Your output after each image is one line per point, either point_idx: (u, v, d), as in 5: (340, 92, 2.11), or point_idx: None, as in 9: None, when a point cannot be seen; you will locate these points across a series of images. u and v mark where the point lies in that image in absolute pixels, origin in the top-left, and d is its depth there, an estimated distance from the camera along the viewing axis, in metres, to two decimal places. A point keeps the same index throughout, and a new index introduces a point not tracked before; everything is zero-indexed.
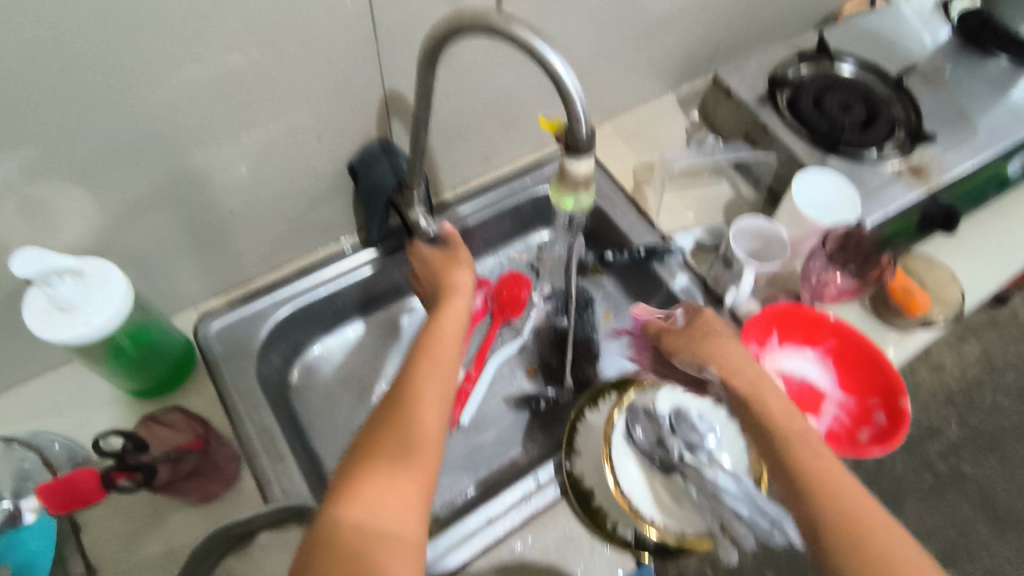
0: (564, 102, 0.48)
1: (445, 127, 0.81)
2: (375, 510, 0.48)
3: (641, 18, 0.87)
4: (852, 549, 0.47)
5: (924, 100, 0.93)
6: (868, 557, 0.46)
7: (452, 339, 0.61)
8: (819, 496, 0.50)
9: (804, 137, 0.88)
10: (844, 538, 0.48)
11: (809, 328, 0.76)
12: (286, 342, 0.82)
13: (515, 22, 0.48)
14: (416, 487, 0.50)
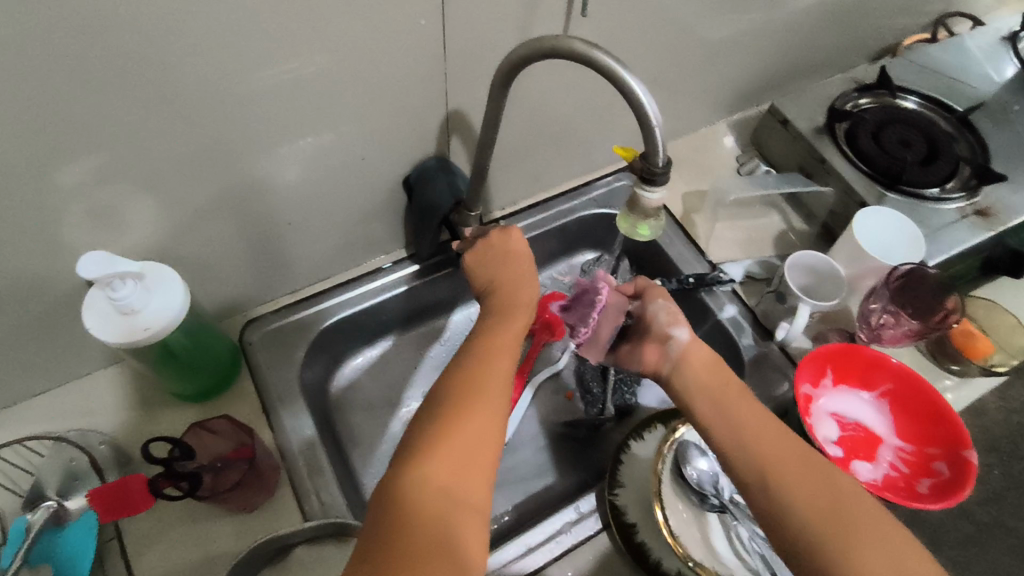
0: (643, 130, 0.47)
1: (500, 146, 0.81)
2: (450, 475, 0.46)
3: (703, 44, 0.85)
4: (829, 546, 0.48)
5: (990, 138, 0.90)
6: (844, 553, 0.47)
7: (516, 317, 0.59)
8: (791, 494, 0.51)
9: (863, 172, 0.86)
10: (822, 535, 0.49)
11: (866, 370, 0.72)
12: (328, 353, 0.82)
13: (596, 48, 0.47)
14: (480, 460, 0.47)
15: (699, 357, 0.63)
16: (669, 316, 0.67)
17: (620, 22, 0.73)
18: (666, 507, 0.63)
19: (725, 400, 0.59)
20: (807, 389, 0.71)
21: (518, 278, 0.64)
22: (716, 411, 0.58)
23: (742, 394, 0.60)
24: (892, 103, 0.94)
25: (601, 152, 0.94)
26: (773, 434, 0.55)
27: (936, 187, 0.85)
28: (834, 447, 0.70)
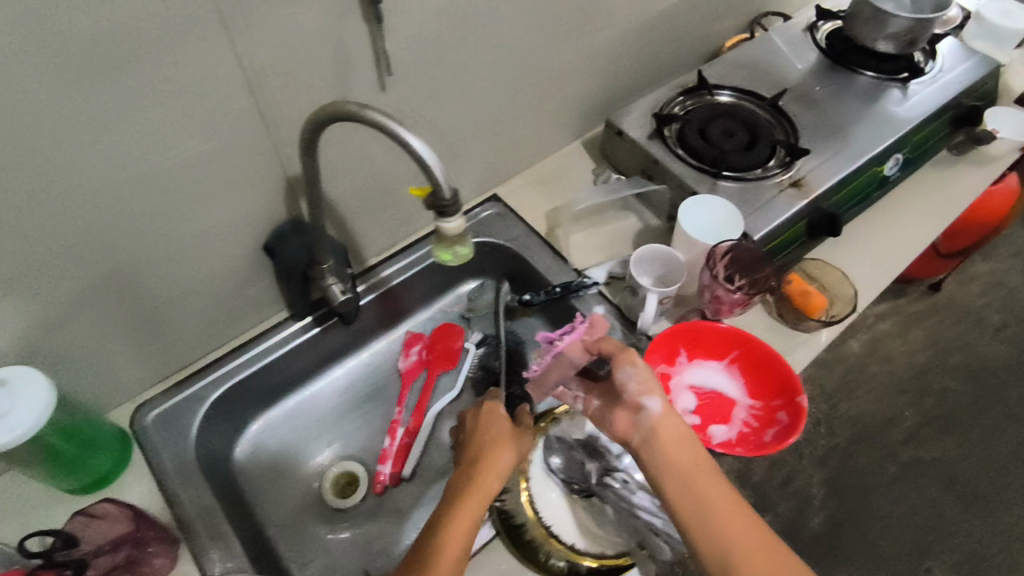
0: (425, 170, 0.53)
1: (357, 200, 0.87)
2: None
3: (533, 76, 0.94)
4: None
5: (800, 118, 1.01)
6: None
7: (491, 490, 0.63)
8: None
9: (692, 166, 0.95)
10: None
11: (714, 341, 0.80)
12: (226, 422, 0.85)
13: (369, 108, 0.54)
14: None
15: (673, 433, 0.63)
16: (641, 384, 0.67)
17: (441, 72, 0.80)
18: (535, 497, 0.71)
19: (699, 489, 0.60)
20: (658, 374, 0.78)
21: (495, 450, 0.66)
22: (685, 496, 0.60)
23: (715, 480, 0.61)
24: (714, 98, 1.03)
25: (464, 187, 1.01)
26: (733, 527, 0.58)
27: (759, 169, 0.94)
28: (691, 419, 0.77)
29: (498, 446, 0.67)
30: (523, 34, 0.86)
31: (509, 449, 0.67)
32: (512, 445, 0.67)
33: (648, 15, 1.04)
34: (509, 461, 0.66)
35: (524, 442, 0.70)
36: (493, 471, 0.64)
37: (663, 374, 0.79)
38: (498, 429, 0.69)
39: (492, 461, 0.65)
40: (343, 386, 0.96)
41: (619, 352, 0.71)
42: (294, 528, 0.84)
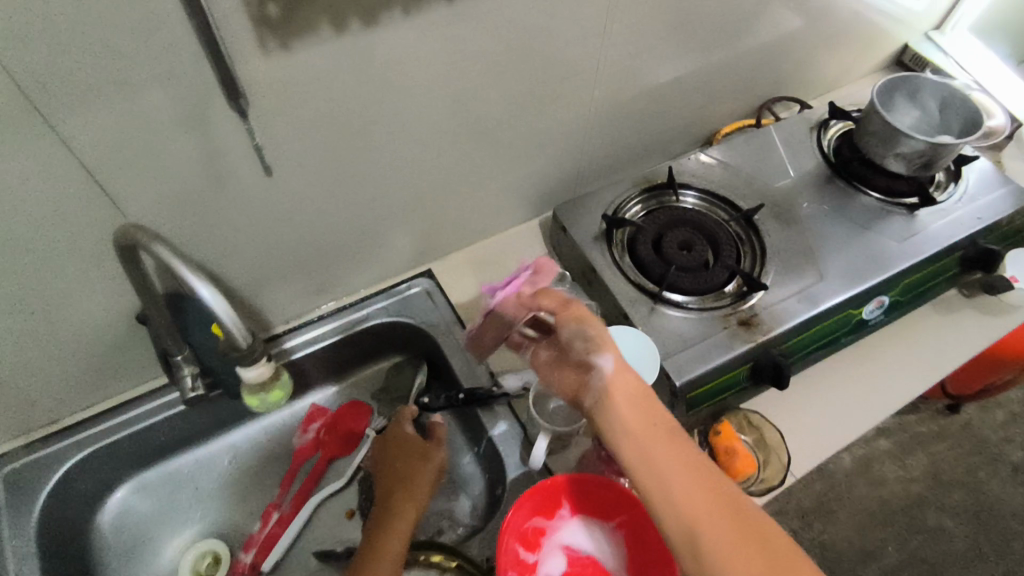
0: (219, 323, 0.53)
1: (254, 276, 0.80)
2: None
3: (471, 159, 0.85)
4: None
5: (773, 238, 0.89)
6: None
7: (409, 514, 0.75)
8: None
9: (632, 282, 0.84)
10: None
11: (606, 501, 0.69)
12: (91, 484, 0.81)
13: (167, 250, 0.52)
14: None
15: (620, 390, 0.60)
16: (589, 341, 0.63)
17: (345, 156, 0.72)
18: None
19: (654, 458, 0.56)
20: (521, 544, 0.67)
21: (410, 464, 0.81)
22: (647, 470, 0.56)
23: (673, 443, 0.57)
24: (676, 204, 0.93)
25: (390, 261, 0.93)
26: (701, 501, 0.53)
27: (707, 295, 0.83)
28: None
29: (416, 463, 0.81)
30: (453, 120, 0.77)
31: (425, 460, 0.82)
32: (427, 456, 0.82)
33: (622, 99, 0.92)
34: (427, 475, 0.80)
35: (438, 455, 0.82)
36: (410, 482, 0.79)
37: (538, 527, 0.69)
38: (408, 445, 0.83)
39: (409, 474, 0.80)
40: (233, 454, 0.91)
41: (560, 301, 0.70)
42: None
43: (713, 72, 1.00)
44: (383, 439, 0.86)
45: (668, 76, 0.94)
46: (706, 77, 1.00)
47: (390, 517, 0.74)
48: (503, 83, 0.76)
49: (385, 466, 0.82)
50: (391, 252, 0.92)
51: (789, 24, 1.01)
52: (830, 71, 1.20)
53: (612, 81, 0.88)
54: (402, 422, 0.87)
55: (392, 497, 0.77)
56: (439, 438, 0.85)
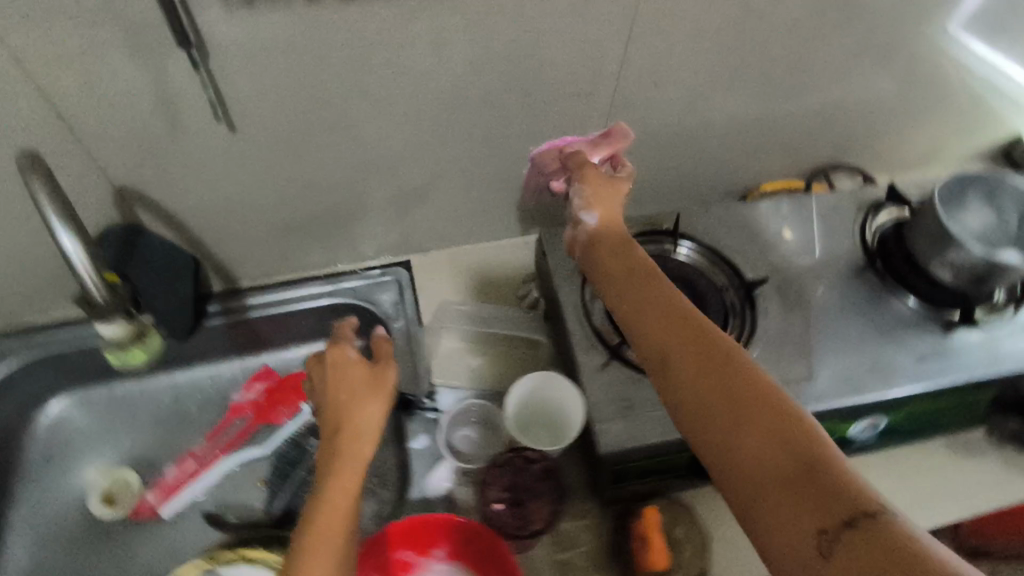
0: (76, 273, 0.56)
1: (218, 226, 0.80)
2: None
3: (460, 159, 0.80)
4: (800, 499, 0.41)
5: (766, 318, 0.79)
6: (818, 488, 0.41)
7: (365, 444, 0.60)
8: (749, 480, 0.44)
9: (597, 327, 0.76)
10: (816, 476, 0.42)
11: (480, 551, 0.65)
12: (36, 385, 0.85)
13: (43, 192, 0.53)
14: None
15: (608, 240, 0.66)
16: (584, 201, 0.69)
17: (315, 129, 0.70)
18: None
19: (689, 358, 0.51)
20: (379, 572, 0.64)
21: (357, 398, 0.62)
22: (634, 320, 0.56)
23: (666, 302, 0.56)
24: (672, 255, 0.84)
25: (366, 242, 0.91)
26: (728, 403, 0.47)
27: None
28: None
29: (361, 394, 0.62)
30: (439, 116, 0.73)
31: (374, 393, 0.62)
32: (377, 386, 0.62)
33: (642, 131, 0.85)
34: (378, 409, 0.61)
35: (390, 376, 0.64)
36: (361, 423, 0.60)
37: (404, 559, 0.66)
38: (351, 376, 0.63)
39: (357, 419, 0.60)
40: (173, 393, 0.92)
41: (602, 190, 0.70)
42: (42, 514, 0.83)
43: (759, 123, 0.90)
44: (317, 362, 0.66)
45: (701, 117, 0.85)
46: (750, 127, 0.90)
47: (343, 472, 0.57)
48: (497, 88, 0.71)
49: (325, 396, 0.63)
50: (369, 234, 0.89)
51: (860, 86, 0.89)
52: (911, 148, 1.06)
53: (630, 109, 0.80)
54: (340, 347, 0.66)
55: (337, 436, 0.59)
56: (385, 356, 0.66)
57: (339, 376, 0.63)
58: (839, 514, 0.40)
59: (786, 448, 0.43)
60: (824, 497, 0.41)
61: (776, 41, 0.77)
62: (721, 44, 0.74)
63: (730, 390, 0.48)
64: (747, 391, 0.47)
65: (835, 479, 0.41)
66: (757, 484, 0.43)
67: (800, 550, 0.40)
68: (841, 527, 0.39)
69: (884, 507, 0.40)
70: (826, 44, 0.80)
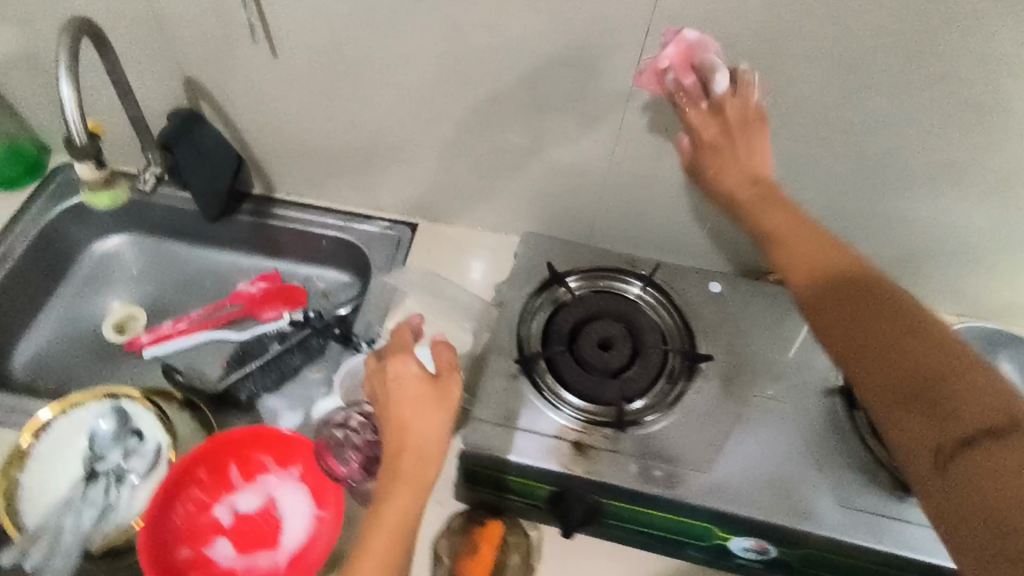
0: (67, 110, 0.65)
1: (264, 134, 0.93)
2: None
3: (464, 137, 0.87)
4: (943, 393, 0.48)
5: (694, 396, 0.75)
6: (934, 397, 0.48)
7: (433, 422, 0.62)
8: (900, 339, 0.53)
9: (524, 339, 0.78)
10: (935, 380, 0.49)
11: (322, 488, 0.70)
12: (105, 220, 1.05)
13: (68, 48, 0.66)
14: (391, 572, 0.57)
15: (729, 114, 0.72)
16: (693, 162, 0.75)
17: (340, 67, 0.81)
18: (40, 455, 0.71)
19: (873, 288, 0.58)
20: (234, 461, 0.71)
21: (418, 413, 0.62)
22: (794, 237, 0.65)
23: (810, 233, 0.65)
24: (635, 300, 0.81)
25: (381, 195, 1.00)
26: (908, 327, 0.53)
27: (571, 397, 0.74)
28: (213, 521, 0.69)
29: (430, 403, 0.62)
30: (443, 85, 0.81)
31: (436, 406, 0.62)
32: (439, 402, 0.62)
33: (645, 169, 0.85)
34: (441, 427, 0.61)
35: (451, 389, 0.64)
36: (422, 441, 0.61)
37: (261, 462, 0.72)
38: (413, 393, 0.63)
39: (419, 435, 0.61)
40: (199, 268, 1.08)
41: (733, 129, 0.72)
42: (68, 320, 1.01)
43: (779, 201, 0.85)
44: (380, 372, 0.65)
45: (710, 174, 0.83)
46: (766, 203, 0.85)
47: (398, 491, 0.59)
48: (496, 75, 0.78)
49: (385, 406, 0.63)
50: (386, 186, 0.98)
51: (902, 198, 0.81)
52: (980, 292, 0.92)
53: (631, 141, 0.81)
54: (403, 356, 0.65)
55: (396, 449, 0.61)
56: (446, 367, 0.65)
57: (401, 390, 0.63)
58: (982, 423, 0.46)
59: (924, 334, 0.52)
60: (982, 396, 0.47)
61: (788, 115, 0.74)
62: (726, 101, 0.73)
63: (876, 302, 0.56)
64: (884, 310, 0.55)
65: (961, 389, 0.48)
66: (921, 373, 0.50)
67: (919, 450, 0.48)
68: (978, 435, 0.45)
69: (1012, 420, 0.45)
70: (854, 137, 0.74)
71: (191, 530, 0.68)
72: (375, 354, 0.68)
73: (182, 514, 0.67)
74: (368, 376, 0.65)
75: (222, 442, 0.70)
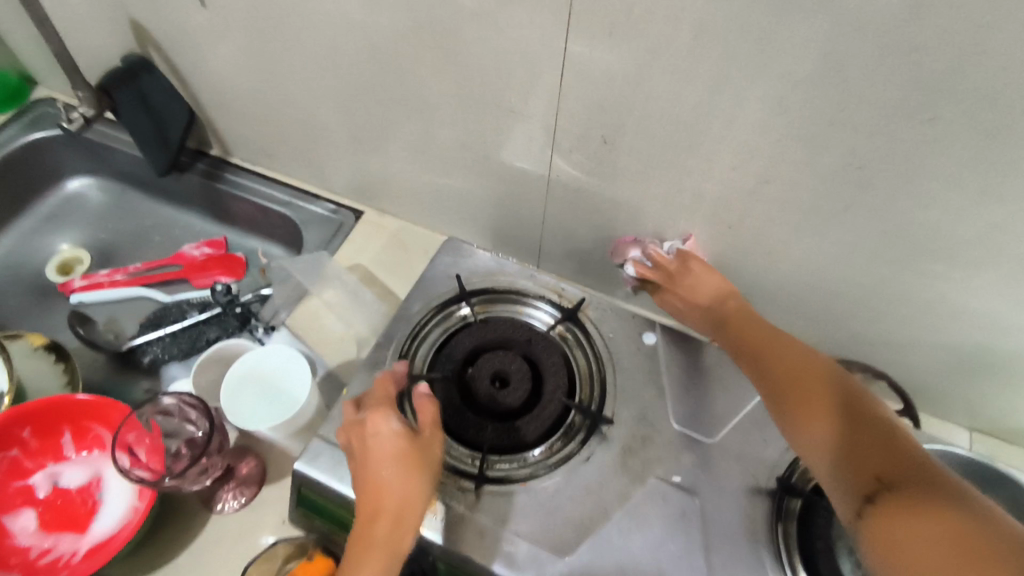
0: None
1: (214, 94, 0.88)
2: None
3: (403, 127, 0.78)
4: (857, 455, 0.47)
5: (582, 464, 0.62)
6: (852, 462, 0.47)
7: (413, 486, 0.55)
8: (819, 424, 0.50)
9: (408, 359, 0.68)
10: (846, 455, 0.47)
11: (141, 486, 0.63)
12: (72, 161, 1.04)
13: None
14: None
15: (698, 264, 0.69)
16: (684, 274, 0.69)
17: (272, 34, 0.73)
18: None
19: (756, 353, 0.57)
20: (68, 428, 0.65)
21: (399, 475, 0.55)
22: (740, 318, 0.62)
23: (749, 313, 0.63)
24: (548, 334, 0.71)
25: (330, 175, 0.93)
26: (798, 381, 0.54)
27: (439, 433, 0.63)
28: (28, 487, 0.64)
29: (413, 463, 0.56)
30: (376, 67, 0.71)
31: (417, 468, 0.56)
32: (420, 463, 0.56)
33: (596, 191, 0.72)
34: (423, 491, 0.55)
35: (435, 448, 0.57)
36: (401, 505, 0.54)
37: (96, 437, 0.66)
38: (391, 454, 0.56)
39: (400, 499, 0.54)
40: (155, 222, 1.06)
41: (675, 276, 0.70)
42: (18, 254, 1.02)
43: (750, 253, 0.70)
44: (358, 426, 0.58)
45: (668, 207, 0.69)
46: (735, 251, 0.71)
47: (370, 560, 0.51)
48: (428, 63, 0.67)
49: (361, 465, 0.56)
50: (335, 168, 0.91)
51: (906, 276, 0.63)
52: (1001, 405, 0.73)
53: (577, 158, 0.69)
54: (384, 410, 0.58)
55: (371, 510, 0.54)
56: (429, 423, 0.59)
57: (380, 448, 0.56)
58: (868, 482, 0.45)
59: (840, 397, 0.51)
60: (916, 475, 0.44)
61: (759, 152, 0.59)
62: (683, 124, 0.59)
63: (799, 365, 0.55)
64: (805, 374, 0.54)
65: (865, 438, 0.48)
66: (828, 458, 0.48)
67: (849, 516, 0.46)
68: (877, 494, 0.44)
69: (897, 481, 0.44)
70: (842, 191, 0.58)
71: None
72: (351, 402, 0.62)
73: None
74: (345, 432, 0.58)
75: (46, 406, 0.63)
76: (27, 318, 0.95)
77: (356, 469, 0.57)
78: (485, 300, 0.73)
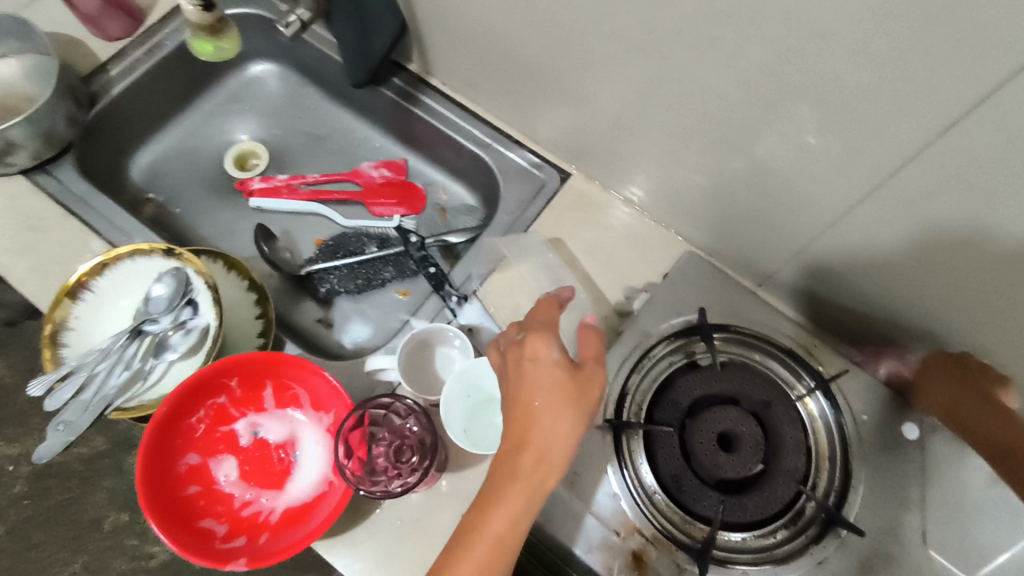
0: None
1: (433, 10, 0.75)
2: None
3: (659, 115, 0.63)
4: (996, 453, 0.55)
5: (808, 567, 0.55)
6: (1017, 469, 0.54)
7: (561, 423, 0.49)
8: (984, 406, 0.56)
9: (630, 394, 0.61)
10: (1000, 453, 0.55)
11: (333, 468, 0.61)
12: (259, 44, 0.96)
13: None
14: None
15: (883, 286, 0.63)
16: None
17: None
18: (95, 291, 0.66)
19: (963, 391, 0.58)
20: (269, 383, 0.63)
21: (551, 411, 0.49)
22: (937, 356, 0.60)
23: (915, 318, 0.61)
24: (790, 399, 0.61)
25: (541, 128, 0.80)
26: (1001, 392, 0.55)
27: (655, 490, 0.58)
28: (231, 433, 0.64)
29: (568, 392, 0.50)
30: (668, 42, 0.55)
31: (573, 402, 0.49)
32: (576, 401, 0.49)
33: (893, 258, 0.56)
34: (574, 430, 0.49)
35: (594, 386, 0.51)
36: (550, 441, 0.49)
37: (298, 398, 0.64)
38: (547, 381, 0.50)
39: (549, 435, 0.49)
40: (333, 127, 0.98)
41: None
42: (198, 136, 0.97)
43: None
44: (517, 346, 0.53)
45: (980, 308, 0.54)
46: None
47: (514, 491, 0.48)
48: (736, 60, 0.51)
49: (513, 391, 0.51)
50: (549, 122, 0.78)
51: None
52: None
53: (893, 217, 0.53)
54: (544, 334, 0.52)
55: (518, 435, 0.49)
56: (590, 357, 0.52)
57: (536, 377, 0.51)
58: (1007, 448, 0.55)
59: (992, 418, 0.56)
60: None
61: None
62: None
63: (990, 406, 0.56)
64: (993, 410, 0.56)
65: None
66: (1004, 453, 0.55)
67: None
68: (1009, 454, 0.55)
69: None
70: None
71: (207, 436, 0.62)
72: (513, 324, 0.57)
73: (202, 417, 0.61)
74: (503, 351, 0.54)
75: (249, 360, 0.60)
76: (206, 214, 0.93)
77: (504, 386, 0.53)
78: (724, 339, 0.64)
